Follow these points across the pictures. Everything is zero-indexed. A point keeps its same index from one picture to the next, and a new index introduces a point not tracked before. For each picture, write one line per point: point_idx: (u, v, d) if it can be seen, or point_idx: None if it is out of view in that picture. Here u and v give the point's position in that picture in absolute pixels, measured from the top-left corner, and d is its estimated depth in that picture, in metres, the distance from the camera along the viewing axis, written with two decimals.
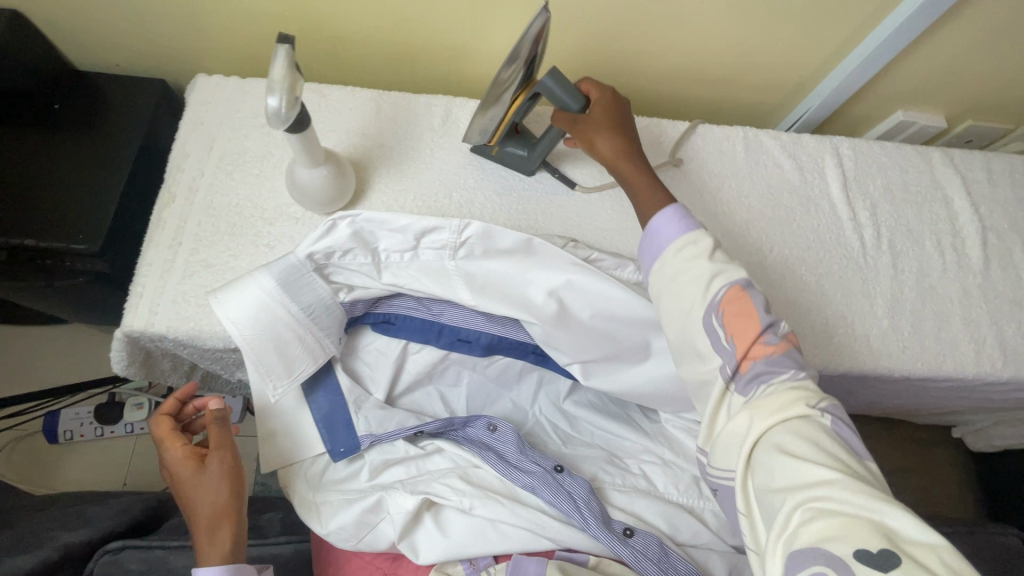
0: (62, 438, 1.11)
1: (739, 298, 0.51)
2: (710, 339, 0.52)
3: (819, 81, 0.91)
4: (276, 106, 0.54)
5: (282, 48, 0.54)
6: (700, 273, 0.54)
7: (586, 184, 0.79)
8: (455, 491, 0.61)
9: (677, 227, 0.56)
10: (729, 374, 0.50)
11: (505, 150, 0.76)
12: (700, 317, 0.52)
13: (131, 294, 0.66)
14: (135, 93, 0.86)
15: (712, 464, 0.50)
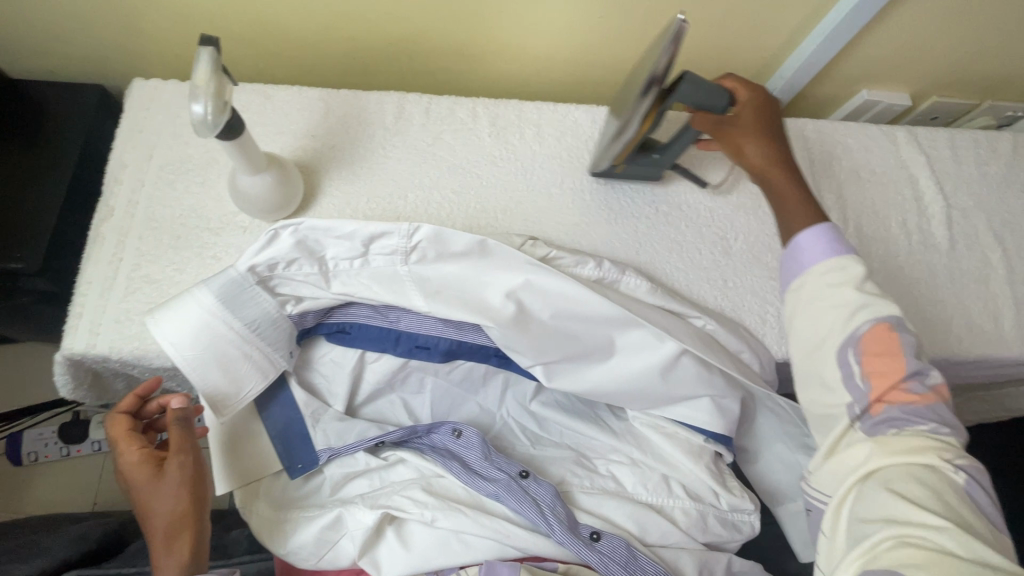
0: (26, 460, 1.08)
1: (886, 336, 0.50)
2: (842, 377, 0.51)
3: (782, 63, 0.89)
4: (201, 113, 0.51)
5: (205, 50, 0.51)
6: (842, 301, 0.52)
7: (717, 184, 0.80)
8: (417, 503, 0.59)
9: (826, 250, 0.55)
10: (858, 413, 0.50)
11: (630, 168, 0.74)
12: (836, 355, 0.51)
13: (70, 315, 0.63)
14: (71, 101, 0.82)
15: (810, 484, 0.53)
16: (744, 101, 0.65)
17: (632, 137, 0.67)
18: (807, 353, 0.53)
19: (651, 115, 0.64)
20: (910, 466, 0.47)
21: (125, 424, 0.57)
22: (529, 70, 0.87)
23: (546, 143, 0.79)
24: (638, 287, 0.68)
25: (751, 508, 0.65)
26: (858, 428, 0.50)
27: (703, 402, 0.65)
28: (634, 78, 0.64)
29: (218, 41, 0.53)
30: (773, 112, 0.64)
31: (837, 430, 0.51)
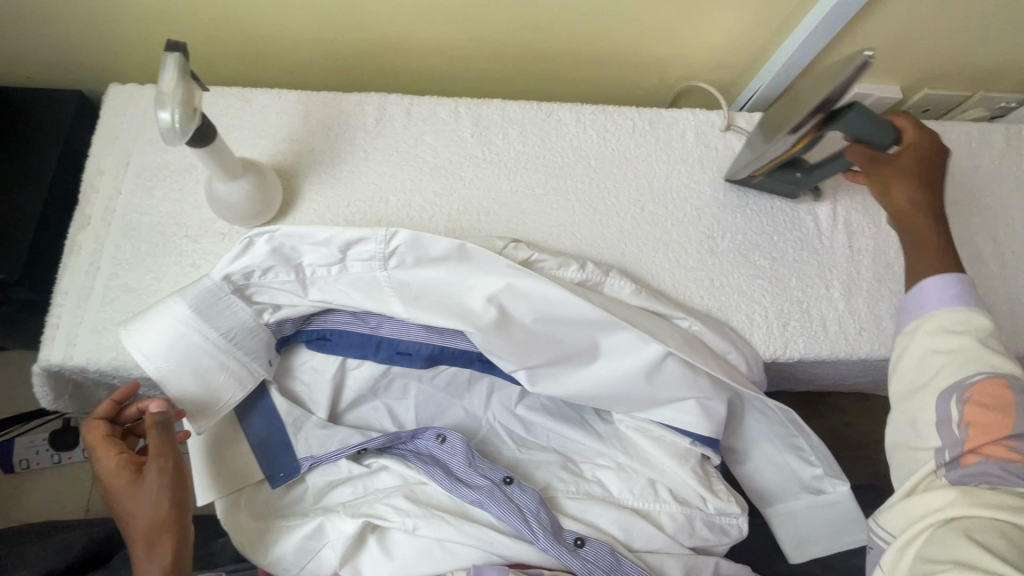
0: (17, 467, 1.08)
1: (995, 390, 0.52)
2: (939, 421, 0.54)
3: (769, 57, 0.88)
4: (168, 120, 0.50)
5: (173, 56, 0.50)
6: (971, 354, 0.54)
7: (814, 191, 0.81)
8: (398, 511, 0.59)
9: (951, 301, 0.58)
10: (947, 460, 0.53)
11: (767, 180, 0.76)
12: (937, 402, 0.54)
13: (47, 326, 0.63)
14: (49, 107, 0.81)
15: (878, 522, 0.56)
16: (903, 144, 0.65)
17: (780, 154, 0.67)
18: (909, 393, 0.57)
19: (805, 139, 0.64)
20: (997, 521, 0.48)
21: (101, 431, 0.55)
22: (513, 69, 0.86)
23: (529, 143, 0.78)
24: (623, 289, 0.67)
25: (738, 512, 0.64)
26: (942, 474, 0.53)
27: (689, 405, 0.64)
28: (797, 99, 0.63)
29: (186, 47, 0.53)
30: (918, 160, 0.64)
31: (922, 469, 0.54)
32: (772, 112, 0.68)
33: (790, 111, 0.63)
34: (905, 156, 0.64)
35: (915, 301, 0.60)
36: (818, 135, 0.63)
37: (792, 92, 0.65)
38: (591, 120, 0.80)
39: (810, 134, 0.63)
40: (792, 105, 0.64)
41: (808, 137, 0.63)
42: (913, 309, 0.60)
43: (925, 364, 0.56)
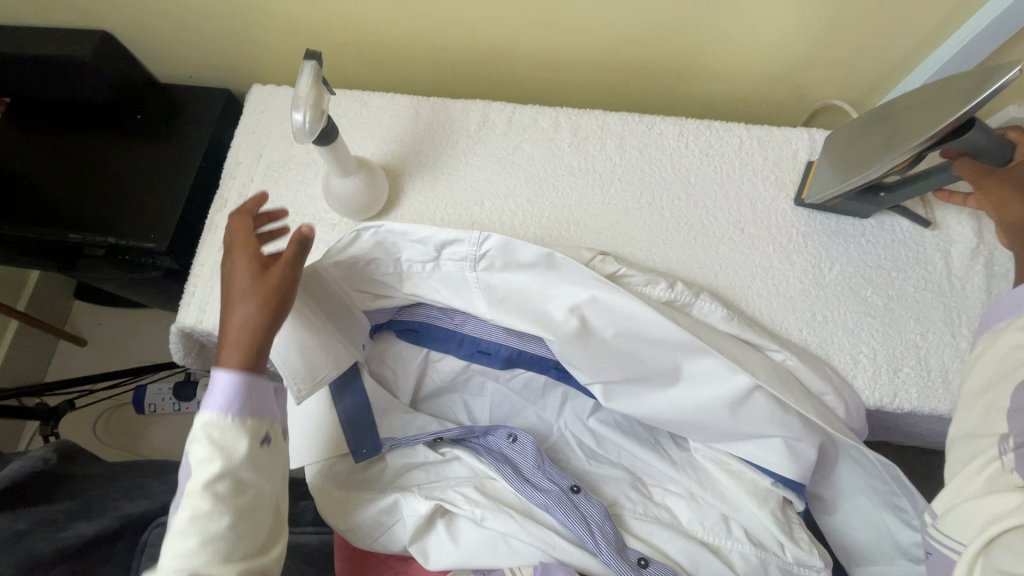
0: (148, 410, 1.24)
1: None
2: (1012, 408, 0.49)
3: (903, 76, 0.80)
4: (300, 121, 0.56)
5: (310, 64, 0.56)
6: None
7: (948, 226, 0.72)
8: (468, 501, 0.61)
9: None
10: (1009, 446, 0.47)
11: (845, 202, 0.70)
12: (1013, 393, 0.49)
13: (184, 292, 0.72)
14: (204, 103, 0.93)
15: (937, 526, 0.51)
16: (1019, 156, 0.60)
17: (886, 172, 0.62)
18: (983, 384, 0.53)
19: (912, 157, 0.60)
20: None
21: (246, 214, 0.52)
22: (616, 81, 0.86)
23: (627, 155, 0.77)
24: (713, 312, 0.64)
25: (821, 566, 0.59)
26: (1009, 466, 0.47)
27: (775, 443, 0.60)
28: (912, 116, 0.60)
29: (320, 57, 0.59)
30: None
31: (984, 460, 0.49)
32: (866, 138, 0.65)
33: (902, 132, 0.60)
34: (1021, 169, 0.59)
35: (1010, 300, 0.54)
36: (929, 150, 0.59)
37: (894, 117, 0.63)
38: (693, 134, 0.78)
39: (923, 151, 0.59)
40: (904, 127, 0.60)
41: (917, 155, 0.59)
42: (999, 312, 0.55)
43: (1005, 363, 0.51)
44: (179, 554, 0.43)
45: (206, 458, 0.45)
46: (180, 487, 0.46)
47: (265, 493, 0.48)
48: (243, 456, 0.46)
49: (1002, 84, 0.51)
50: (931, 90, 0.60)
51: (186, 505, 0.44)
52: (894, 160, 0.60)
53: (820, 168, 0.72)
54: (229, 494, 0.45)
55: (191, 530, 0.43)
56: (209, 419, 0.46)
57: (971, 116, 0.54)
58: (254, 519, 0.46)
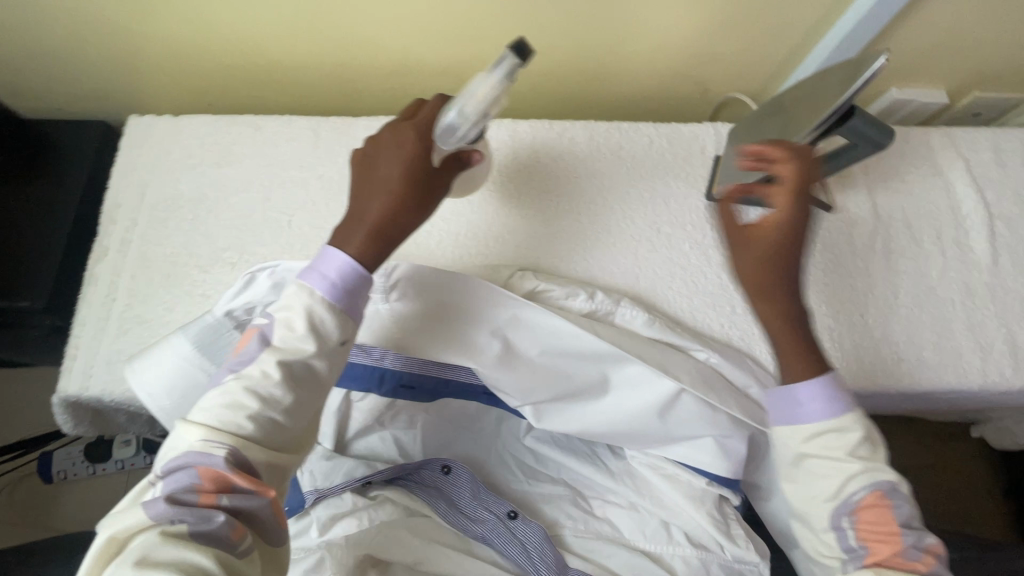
0: (56, 477, 1.12)
1: (879, 505, 0.49)
2: (835, 534, 0.51)
3: (794, 66, 0.84)
4: (455, 120, 0.53)
5: (506, 64, 0.50)
6: (844, 468, 0.51)
7: (847, 208, 0.75)
8: (404, 547, 0.59)
9: (822, 407, 0.53)
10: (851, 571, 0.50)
11: None
12: (829, 521, 0.51)
13: (65, 357, 0.64)
14: (76, 138, 0.84)
15: None
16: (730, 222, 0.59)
17: None
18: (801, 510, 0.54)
19: (804, 146, 0.61)
20: None
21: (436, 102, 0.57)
22: (525, 87, 0.85)
23: (540, 163, 0.76)
24: (635, 318, 0.64)
25: (758, 559, 0.59)
26: None
27: (706, 443, 0.60)
28: (799, 110, 0.61)
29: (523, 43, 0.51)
30: (776, 247, 0.54)
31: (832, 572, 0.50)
32: (764, 132, 0.66)
33: (791, 125, 0.62)
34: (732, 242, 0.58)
35: (791, 399, 0.54)
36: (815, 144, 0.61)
37: (786, 110, 0.64)
38: (604, 137, 0.77)
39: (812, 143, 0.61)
40: (794, 120, 0.62)
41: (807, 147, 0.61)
42: (780, 406, 0.54)
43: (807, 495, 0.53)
44: (229, 418, 0.45)
45: (300, 331, 0.47)
46: (251, 349, 0.48)
47: (322, 392, 0.50)
48: (325, 349, 0.48)
49: (872, 72, 0.52)
50: (812, 84, 0.61)
51: (256, 373, 0.46)
52: None
53: (725, 164, 0.73)
54: (298, 373, 0.47)
55: (253, 397, 0.46)
56: (318, 295, 0.49)
57: (849, 103, 0.56)
58: (308, 407, 0.49)
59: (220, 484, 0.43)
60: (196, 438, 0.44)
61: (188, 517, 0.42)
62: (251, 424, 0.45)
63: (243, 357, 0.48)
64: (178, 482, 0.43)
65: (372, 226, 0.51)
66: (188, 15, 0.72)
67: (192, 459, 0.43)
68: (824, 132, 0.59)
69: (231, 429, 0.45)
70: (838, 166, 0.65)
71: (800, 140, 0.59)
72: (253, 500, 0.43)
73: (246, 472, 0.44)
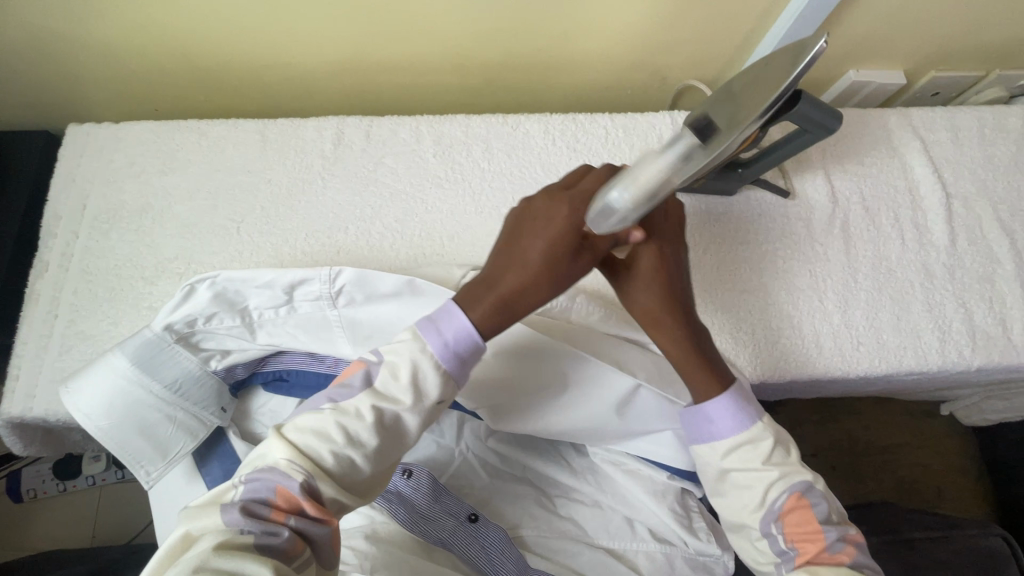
0: (26, 496, 1.10)
1: (800, 506, 0.49)
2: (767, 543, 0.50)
3: (751, 51, 0.83)
4: (616, 202, 0.47)
5: (686, 142, 0.45)
6: (762, 476, 0.50)
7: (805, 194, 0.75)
8: (356, 554, 0.54)
9: (733, 423, 0.52)
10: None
11: (710, 182, 0.71)
12: (758, 531, 0.51)
13: (7, 378, 0.62)
14: (18, 150, 0.81)
15: None
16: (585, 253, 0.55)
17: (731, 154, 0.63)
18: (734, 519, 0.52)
19: (754, 133, 0.60)
20: None
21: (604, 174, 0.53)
22: (481, 80, 0.83)
23: (495, 159, 0.74)
24: (591, 314, 0.62)
25: (722, 551, 0.59)
26: None
27: (665, 436, 0.60)
28: (747, 97, 0.60)
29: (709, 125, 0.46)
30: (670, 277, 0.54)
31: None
32: (715, 120, 0.66)
33: (740, 112, 0.61)
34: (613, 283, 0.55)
35: (702, 416, 0.53)
36: (763, 130, 0.60)
37: (736, 96, 0.63)
38: (559, 130, 0.76)
39: (760, 130, 0.60)
40: (742, 107, 0.61)
41: (756, 134, 0.60)
42: (694, 425, 0.53)
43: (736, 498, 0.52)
44: (313, 446, 0.44)
45: (401, 382, 0.47)
46: (354, 381, 0.48)
47: (404, 447, 0.49)
48: (420, 404, 0.47)
49: (812, 57, 0.51)
50: (759, 69, 0.60)
51: (352, 410, 0.46)
52: (731, 143, 0.60)
53: None
54: (386, 424, 0.47)
55: (341, 432, 0.45)
56: (427, 352, 0.48)
57: (794, 89, 0.56)
58: (387, 461, 0.47)
59: (294, 506, 0.42)
60: (281, 456, 0.44)
61: (256, 529, 0.41)
62: (332, 459, 0.44)
63: (344, 388, 0.48)
64: (257, 494, 0.43)
65: (497, 293, 0.50)
66: (122, 19, 0.69)
67: (274, 475, 0.43)
68: (771, 119, 0.58)
69: (312, 457, 0.44)
70: (792, 150, 0.64)
71: (747, 128, 0.58)
72: (321, 526, 0.43)
73: (323, 497, 0.43)
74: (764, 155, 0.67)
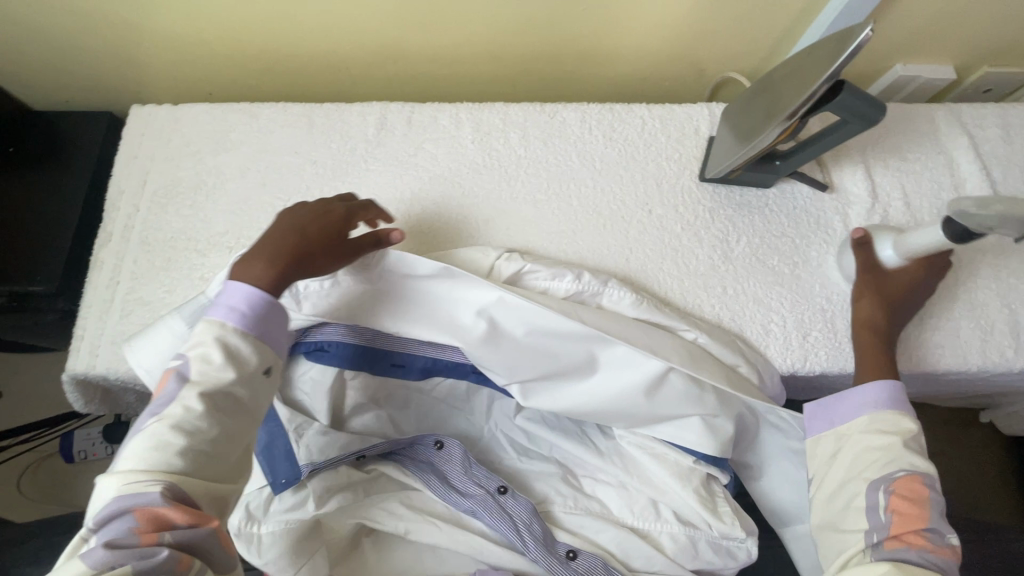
0: (77, 457, 1.15)
1: (917, 486, 0.53)
2: (866, 504, 0.54)
3: (793, 43, 0.82)
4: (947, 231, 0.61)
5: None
6: (889, 448, 0.56)
7: (843, 188, 0.74)
8: (394, 517, 0.61)
9: (883, 404, 0.59)
10: (873, 541, 0.52)
11: (745, 174, 0.71)
12: (865, 489, 0.55)
13: (73, 338, 0.67)
14: (84, 128, 0.87)
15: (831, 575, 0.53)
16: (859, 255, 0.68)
17: (770, 144, 0.63)
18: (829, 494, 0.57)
19: (793, 124, 0.60)
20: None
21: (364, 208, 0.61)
22: (520, 69, 0.85)
23: (531, 147, 0.76)
24: (622, 300, 0.64)
25: (744, 536, 0.59)
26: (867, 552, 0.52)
27: (692, 421, 0.60)
28: (786, 87, 0.61)
29: None
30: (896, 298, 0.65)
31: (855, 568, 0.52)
32: (753, 111, 0.66)
33: (780, 103, 0.61)
34: (866, 278, 0.66)
35: (851, 394, 0.61)
36: (804, 120, 0.60)
37: (776, 87, 0.63)
38: (596, 119, 0.77)
39: (800, 120, 0.60)
40: (782, 97, 0.61)
41: (796, 125, 0.61)
42: (842, 400, 0.61)
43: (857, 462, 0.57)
44: (160, 455, 0.44)
45: (215, 362, 0.47)
46: (168, 392, 0.47)
47: (250, 422, 0.49)
48: (244, 374, 0.48)
49: (857, 45, 0.51)
50: (800, 59, 0.61)
51: (180, 409, 0.45)
52: (771, 134, 0.61)
53: (718, 143, 0.72)
54: (222, 406, 0.47)
55: (178, 433, 0.44)
56: (229, 325, 0.49)
57: (836, 79, 0.55)
58: (237, 441, 0.47)
59: (161, 523, 0.42)
60: (119, 483, 0.43)
61: (131, 559, 0.41)
62: (183, 461, 0.44)
63: (163, 398, 0.47)
64: (113, 529, 0.42)
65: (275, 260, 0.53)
66: (183, 5, 0.73)
67: (124, 502, 0.42)
68: (812, 108, 0.58)
69: (159, 469, 0.43)
70: (835, 141, 0.63)
71: (787, 118, 0.58)
72: (200, 527, 0.43)
73: (186, 502, 0.43)
74: (802, 147, 0.67)
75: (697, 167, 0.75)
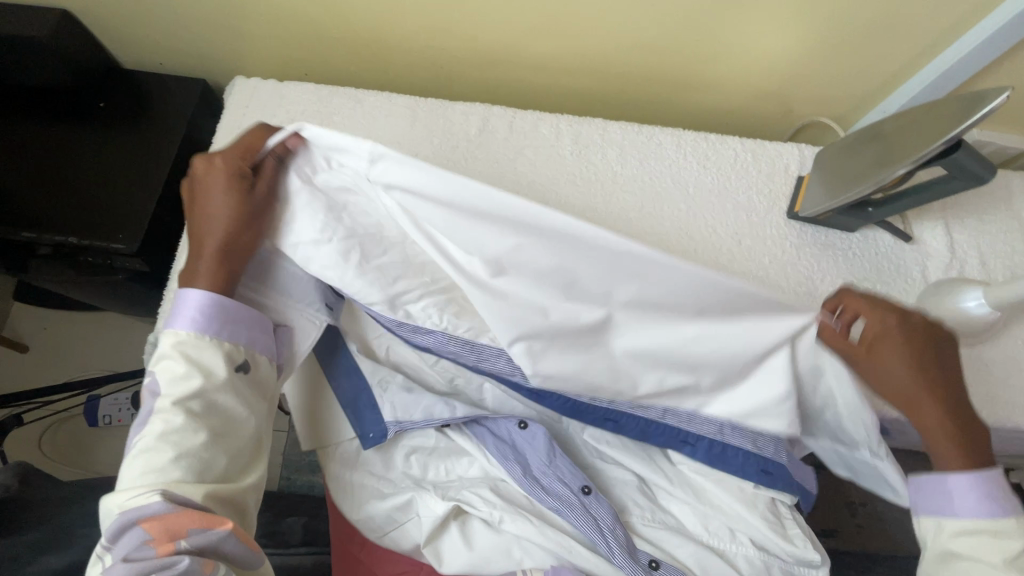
0: (102, 422, 1.13)
1: None
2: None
3: (882, 98, 0.85)
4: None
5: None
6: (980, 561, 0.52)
7: (924, 240, 0.77)
8: (485, 502, 0.61)
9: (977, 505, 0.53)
10: None
11: (835, 216, 0.73)
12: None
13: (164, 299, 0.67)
14: (177, 93, 0.87)
15: None
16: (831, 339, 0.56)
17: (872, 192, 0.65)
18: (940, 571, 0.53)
19: (902, 175, 0.62)
20: None
21: (258, 134, 0.58)
22: (616, 88, 0.87)
23: (627, 164, 0.78)
24: None
25: (818, 562, 0.61)
26: None
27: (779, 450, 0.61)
28: (900, 140, 0.63)
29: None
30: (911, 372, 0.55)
31: None
32: (857, 158, 0.68)
33: (891, 154, 0.63)
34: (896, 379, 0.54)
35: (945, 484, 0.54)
36: (913, 173, 0.62)
37: (885, 138, 0.65)
38: (691, 146, 0.79)
39: (910, 173, 0.62)
40: (894, 149, 0.63)
41: (903, 177, 0.63)
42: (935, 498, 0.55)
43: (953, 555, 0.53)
44: (159, 470, 0.50)
45: (181, 372, 0.53)
46: (148, 407, 0.54)
47: (234, 423, 0.55)
48: (213, 383, 0.54)
49: (990, 109, 0.53)
50: (915, 114, 0.63)
51: (160, 424, 0.51)
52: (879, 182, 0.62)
53: (813, 182, 0.74)
54: (200, 412, 0.53)
55: (166, 444, 0.51)
56: (187, 335, 0.54)
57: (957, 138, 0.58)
58: (219, 443, 0.53)
59: (172, 532, 0.48)
60: (124, 501, 0.49)
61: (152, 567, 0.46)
62: (176, 470, 0.50)
63: (142, 417, 0.53)
64: (129, 544, 0.47)
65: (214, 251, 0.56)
66: None
67: (131, 518, 0.48)
68: (925, 163, 0.61)
69: (156, 483, 0.50)
70: (931, 198, 0.66)
71: (900, 169, 0.60)
72: (213, 530, 0.48)
73: (188, 510, 0.49)
74: (898, 196, 0.69)
75: (785, 205, 0.78)
